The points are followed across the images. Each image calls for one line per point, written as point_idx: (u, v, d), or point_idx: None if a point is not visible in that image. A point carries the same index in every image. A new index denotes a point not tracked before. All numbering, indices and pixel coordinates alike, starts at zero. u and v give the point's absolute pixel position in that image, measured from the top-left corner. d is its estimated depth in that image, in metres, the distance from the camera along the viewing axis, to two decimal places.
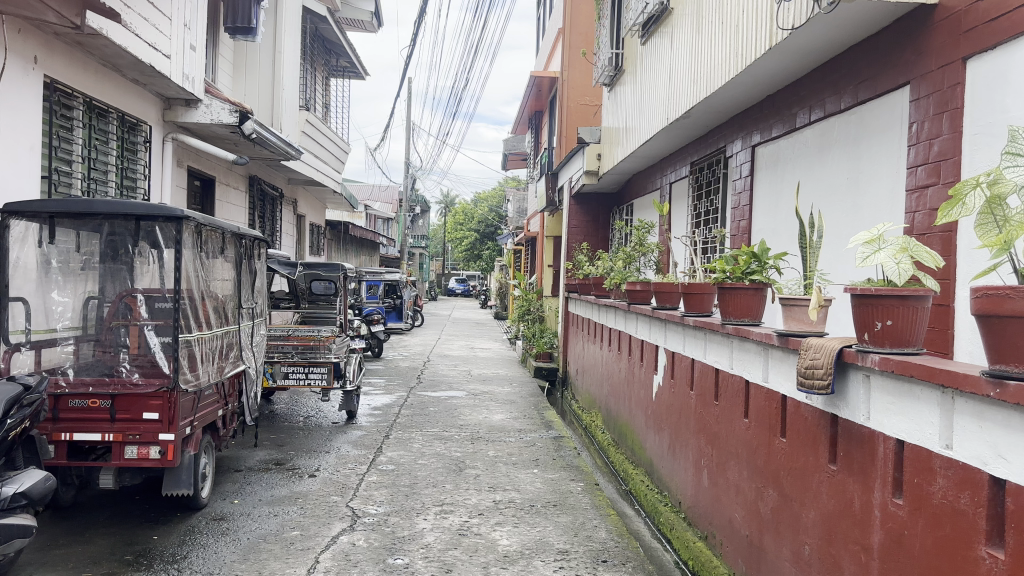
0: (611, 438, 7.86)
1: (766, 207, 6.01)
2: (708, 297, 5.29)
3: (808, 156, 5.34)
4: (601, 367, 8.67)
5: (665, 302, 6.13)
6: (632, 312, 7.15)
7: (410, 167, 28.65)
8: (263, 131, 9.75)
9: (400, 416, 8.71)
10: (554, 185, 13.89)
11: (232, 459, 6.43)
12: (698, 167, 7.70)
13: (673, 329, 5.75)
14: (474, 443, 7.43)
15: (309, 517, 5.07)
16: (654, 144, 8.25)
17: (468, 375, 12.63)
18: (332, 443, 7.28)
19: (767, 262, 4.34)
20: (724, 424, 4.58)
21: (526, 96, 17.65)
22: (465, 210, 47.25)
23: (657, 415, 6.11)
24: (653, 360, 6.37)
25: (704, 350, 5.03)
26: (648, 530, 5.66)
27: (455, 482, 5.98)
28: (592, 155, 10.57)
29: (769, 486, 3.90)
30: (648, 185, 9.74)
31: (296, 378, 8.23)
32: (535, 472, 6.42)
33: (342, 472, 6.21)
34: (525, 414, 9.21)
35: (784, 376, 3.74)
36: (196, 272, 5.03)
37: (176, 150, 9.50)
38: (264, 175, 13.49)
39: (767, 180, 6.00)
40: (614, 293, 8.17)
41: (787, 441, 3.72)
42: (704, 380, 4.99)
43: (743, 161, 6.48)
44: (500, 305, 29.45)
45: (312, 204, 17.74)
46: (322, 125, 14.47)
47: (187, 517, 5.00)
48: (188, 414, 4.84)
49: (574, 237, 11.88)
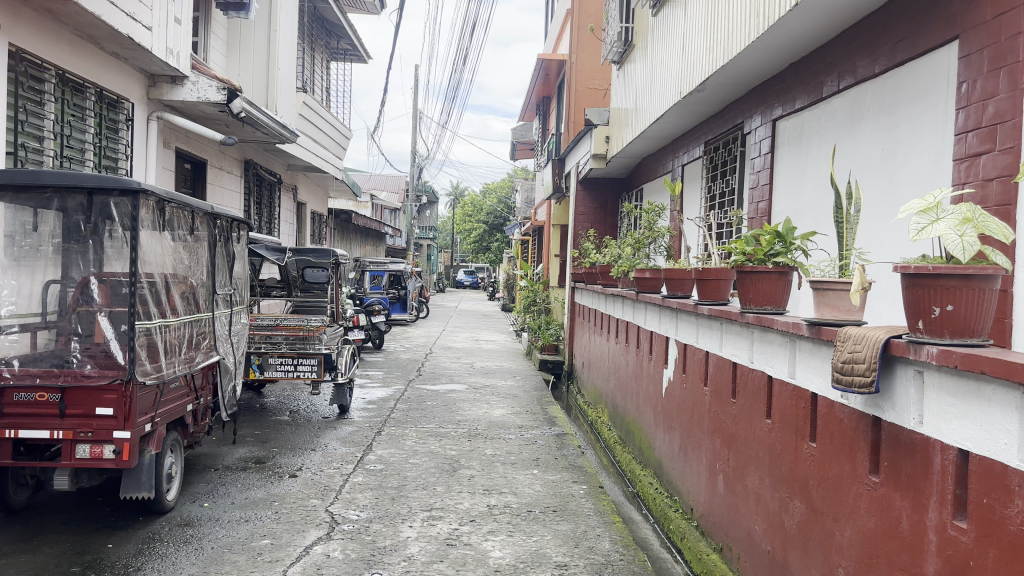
0: (618, 436, 7.38)
1: (789, 185, 5.49)
2: (725, 284, 4.79)
3: (837, 129, 4.83)
4: (608, 361, 8.18)
5: (677, 290, 5.65)
6: (641, 301, 6.65)
7: (417, 157, 28.17)
8: (254, 110, 9.29)
9: (395, 411, 8.25)
10: (562, 172, 13.39)
11: (208, 458, 5.97)
12: (713, 147, 7.19)
13: (686, 320, 5.27)
14: (471, 440, 6.95)
15: (283, 524, 4.60)
16: (665, 123, 7.75)
17: (470, 368, 12.16)
18: (319, 439, 6.82)
19: (792, 243, 3.85)
20: (743, 424, 4.09)
21: (533, 80, 17.13)
22: (473, 201, 46.75)
23: (667, 414, 5.63)
24: (663, 353, 5.89)
25: (719, 343, 4.54)
26: (657, 538, 5.18)
27: (447, 484, 5.51)
28: (600, 137, 10.05)
29: (796, 498, 3.41)
30: (659, 167, 9.22)
31: (283, 370, 7.78)
32: (535, 473, 5.94)
33: (326, 472, 5.74)
34: (527, 409, 8.73)
35: (815, 371, 3.24)
36: (158, 253, 4.57)
37: (163, 130, 9.05)
38: (261, 160, 13.04)
39: (790, 156, 5.49)
40: (621, 281, 7.68)
41: (818, 446, 3.23)
42: (720, 375, 4.51)
43: (762, 138, 5.98)
44: (507, 297, 28.94)
45: (312, 192, 17.28)
46: (322, 109, 14.00)
47: (149, 522, 4.55)
48: (148, 409, 4.38)
49: (581, 224, 11.37)
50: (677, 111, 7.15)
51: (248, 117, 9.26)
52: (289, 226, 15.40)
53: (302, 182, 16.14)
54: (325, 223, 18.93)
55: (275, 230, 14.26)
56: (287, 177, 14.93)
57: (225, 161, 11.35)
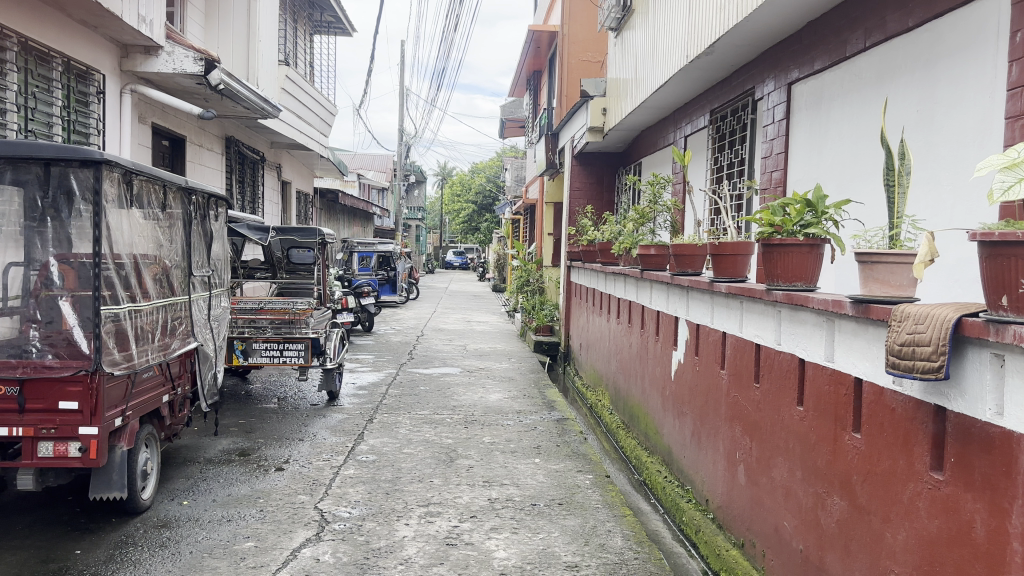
0: (620, 421, 7.06)
1: (807, 154, 5.15)
2: (743, 259, 4.45)
3: (865, 90, 4.48)
4: (609, 342, 7.85)
5: (687, 267, 5.31)
6: (646, 279, 6.31)
7: (404, 135, 27.64)
8: (233, 82, 8.83)
9: (387, 397, 7.89)
10: (555, 147, 12.98)
11: (188, 451, 5.59)
12: (719, 116, 6.83)
13: (698, 299, 4.93)
14: (468, 428, 6.61)
15: (268, 524, 4.24)
16: (668, 91, 7.37)
17: (463, 350, 11.80)
18: (308, 429, 6.45)
19: (824, 213, 3.46)
20: (768, 411, 3.77)
21: (524, 54, 16.68)
22: (461, 180, 46.19)
23: (677, 398, 5.31)
24: (671, 334, 5.55)
25: (739, 323, 4.21)
26: (669, 530, 4.87)
27: (444, 476, 5.16)
28: (597, 110, 9.66)
29: (836, 494, 3.08)
30: (659, 140, 8.85)
31: (269, 356, 7.38)
32: (537, 462, 5.60)
33: (315, 464, 5.38)
34: (525, 393, 8.39)
35: (859, 354, 2.93)
36: (126, 231, 4.16)
37: (138, 104, 8.59)
38: (243, 136, 12.56)
39: (810, 122, 5.14)
40: (622, 259, 7.31)
41: (864, 438, 2.90)
42: (740, 358, 4.17)
43: (777, 103, 5.64)
44: (498, 278, 28.56)
45: (297, 170, 16.80)
46: (306, 83, 13.51)
47: (122, 524, 4.18)
48: (118, 402, 4.00)
49: (577, 201, 10.99)
50: (682, 77, 6.76)
51: (228, 89, 8.80)
52: (273, 206, 14.94)
53: (286, 161, 15.66)
54: (311, 203, 18.46)
55: (260, 210, 13.80)
56: (271, 155, 14.46)
57: (205, 138, 10.89)
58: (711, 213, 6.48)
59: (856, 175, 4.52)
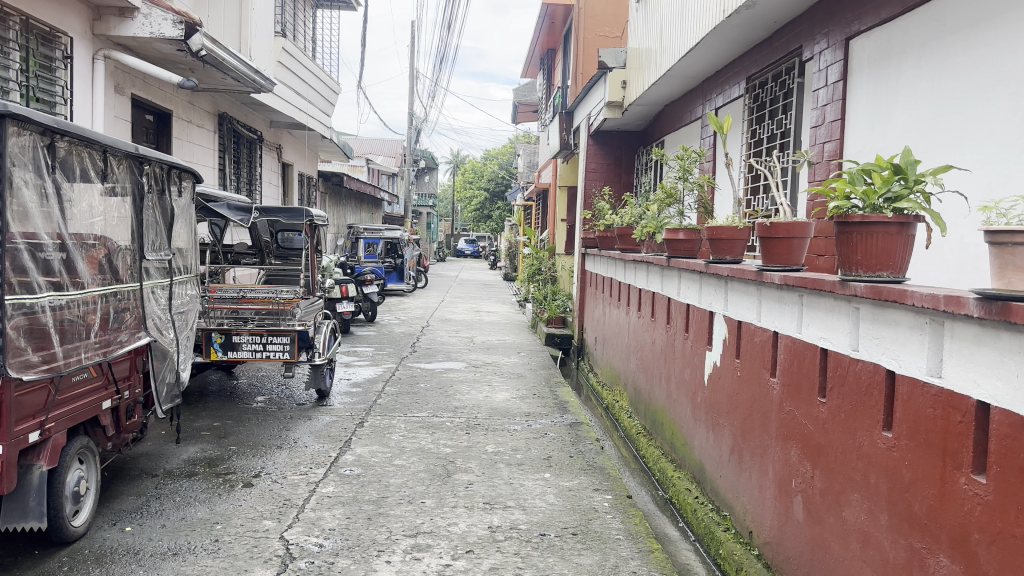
0: (642, 426, 6.29)
1: (873, 120, 4.37)
2: (799, 243, 3.66)
3: (957, 37, 3.69)
4: (628, 336, 7.09)
5: (725, 254, 4.55)
6: (673, 268, 5.54)
7: (413, 120, 26.83)
8: (218, 49, 8.05)
9: (383, 396, 7.15)
10: (570, 126, 12.15)
11: (146, 461, 4.87)
12: (758, 82, 6.05)
13: (739, 293, 4.16)
14: (470, 434, 5.85)
15: (221, 561, 3.49)
16: (698, 57, 6.59)
17: (469, 343, 11.04)
18: (288, 435, 5.70)
19: (916, 183, 2.74)
20: (841, 434, 2.99)
21: (538, 30, 15.86)
22: (473, 167, 45.37)
23: (711, 407, 4.54)
24: (703, 332, 4.78)
25: (797, 324, 3.43)
26: (702, 565, 4.11)
27: (438, 496, 4.41)
28: (616, 82, 8.83)
29: (944, 554, 2.31)
30: (685, 115, 8.06)
31: (253, 351, 6.64)
32: (546, 478, 4.84)
33: (290, 480, 4.63)
34: (534, 392, 7.62)
35: (986, 370, 2.16)
36: (47, 203, 3.40)
37: (114, 73, 7.85)
38: (237, 113, 11.82)
39: (876, 82, 4.37)
40: (645, 245, 6.54)
41: (992, 485, 2.12)
42: (799, 366, 3.40)
43: (832, 62, 4.85)
44: (510, 266, 27.73)
45: (299, 152, 16.07)
46: (305, 58, 12.75)
47: (44, 559, 3.46)
48: (33, 413, 3.28)
49: (592, 182, 10.19)
50: (716, 38, 5.94)
51: (212, 57, 8.03)
52: (273, 188, 14.20)
53: (287, 141, 14.94)
54: (314, 186, 17.72)
55: (257, 192, 13.09)
56: (270, 135, 13.73)
57: (194, 113, 10.16)
58: (749, 192, 5.71)
59: (944, 141, 3.73)
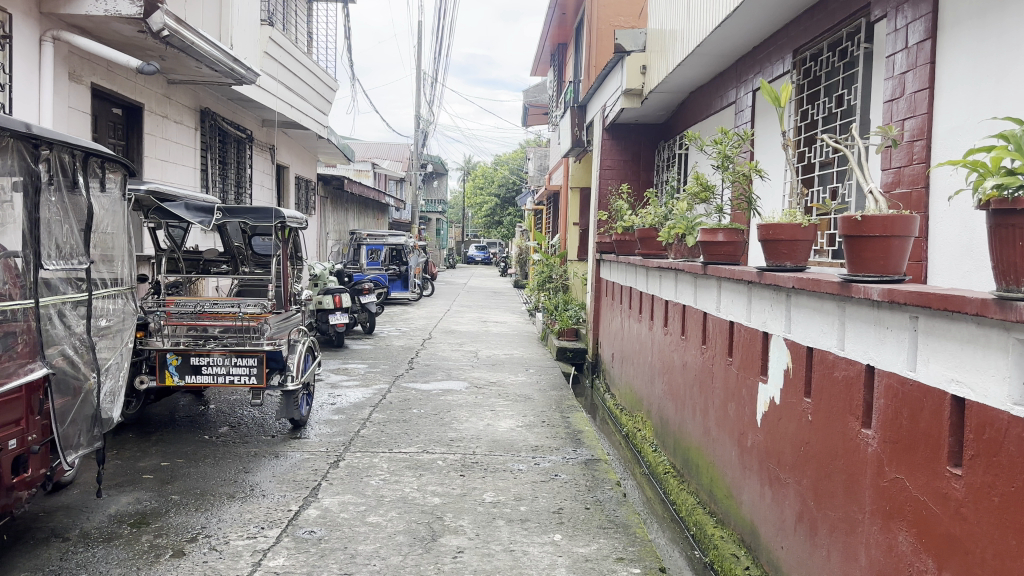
0: (670, 464, 5.31)
1: (978, 84, 3.40)
2: (899, 245, 2.73)
3: None
4: (651, 356, 6.11)
5: (783, 260, 3.57)
6: (710, 277, 4.58)
7: (420, 122, 25.94)
8: (183, 31, 7.13)
9: (368, 425, 6.19)
10: (583, 122, 11.18)
11: (60, 522, 3.93)
12: (809, 54, 5.10)
13: (809, 314, 3.18)
14: (465, 477, 4.86)
15: None
16: (734, 28, 5.62)
17: (472, 358, 10.05)
18: (246, 479, 4.74)
19: None
20: (995, 530, 2.00)
21: (549, 23, 14.95)
22: (484, 172, 44.56)
23: (767, 456, 3.58)
24: (754, 359, 3.80)
25: (910, 359, 2.45)
26: None
27: (417, 572, 3.43)
28: (635, 68, 7.87)
29: None
30: (713, 101, 7.11)
31: (213, 375, 5.74)
32: (557, 543, 3.84)
33: (231, 547, 3.66)
34: (543, 419, 6.63)
35: None
36: None
37: (68, 57, 6.93)
38: (222, 109, 10.91)
39: (977, 37, 3.39)
40: (673, 249, 5.57)
41: None
42: (912, 419, 2.42)
43: (912, 17, 3.87)
44: (520, 273, 26.78)
45: (296, 153, 15.18)
46: (297, 51, 11.84)
47: None
48: None
49: (609, 180, 9.20)
50: (760, 2, 4.96)
51: (176, 39, 7.12)
52: (266, 192, 13.30)
53: (281, 142, 14.05)
54: (313, 190, 16.83)
55: (247, 195, 12.19)
56: (261, 134, 12.83)
57: (171, 108, 9.28)
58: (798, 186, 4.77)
59: None
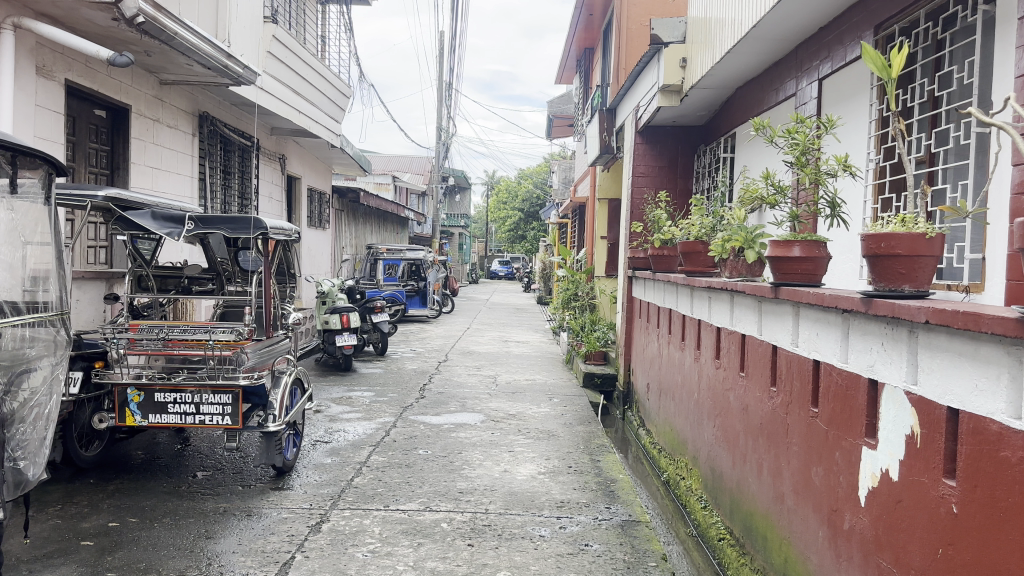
0: (725, 529, 4.35)
1: None
2: None
3: None
4: (699, 394, 5.16)
5: (900, 283, 2.63)
6: (782, 303, 3.64)
7: (441, 134, 25.20)
8: (162, 18, 6.36)
9: (365, 471, 5.28)
10: (612, 126, 10.29)
11: None
12: (898, 27, 4.17)
13: (951, 363, 2.24)
14: (474, 548, 3.92)
15: None
16: (799, 6, 4.71)
17: (491, 385, 9.13)
18: (204, 549, 3.85)
19: None
20: None
21: (574, 26, 14.12)
22: (508, 187, 43.78)
23: (877, 549, 2.63)
24: (854, 414, 2.85)
25: None
26: None
27: None
28: (673, 61, 6.94)
29: None
30: (768, 95, 6.18)
31: (180, 414, 4.86)
32: None
33: None
34: (569, 463, 5.69)
35: None
36: None
37: (35, 49, 6.18)
38: (224, 115, 10.16)
39: None
40: (727, 267, 4.63)
41: None
42: None
43: None
44: (544, 289, 25.85)
45: (308, 164, 14.43)
46: (305, 53, 11.10)
47: None
48: None
49: (643, 189, 8.31)
50: None
51: (155, 28, 6.37)
52: (274, 204, 12.51)
53: (292, 151, 13.31)
54: (327, 203, 16.05)
55: (252, 207, 11.42)
56: (269, 143, 12.07)
57: (163, 111, 8.51)
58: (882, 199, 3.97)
59: None
